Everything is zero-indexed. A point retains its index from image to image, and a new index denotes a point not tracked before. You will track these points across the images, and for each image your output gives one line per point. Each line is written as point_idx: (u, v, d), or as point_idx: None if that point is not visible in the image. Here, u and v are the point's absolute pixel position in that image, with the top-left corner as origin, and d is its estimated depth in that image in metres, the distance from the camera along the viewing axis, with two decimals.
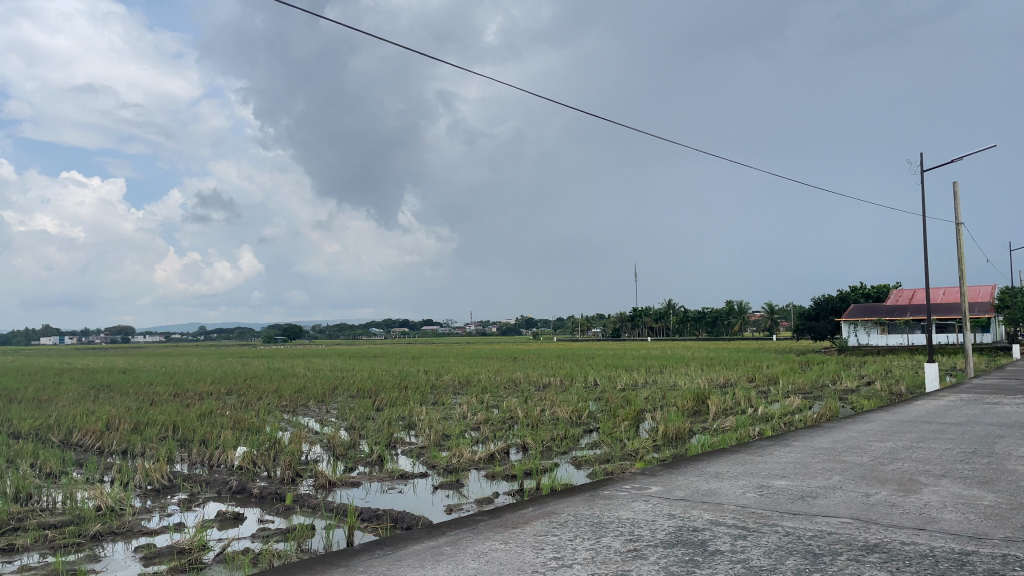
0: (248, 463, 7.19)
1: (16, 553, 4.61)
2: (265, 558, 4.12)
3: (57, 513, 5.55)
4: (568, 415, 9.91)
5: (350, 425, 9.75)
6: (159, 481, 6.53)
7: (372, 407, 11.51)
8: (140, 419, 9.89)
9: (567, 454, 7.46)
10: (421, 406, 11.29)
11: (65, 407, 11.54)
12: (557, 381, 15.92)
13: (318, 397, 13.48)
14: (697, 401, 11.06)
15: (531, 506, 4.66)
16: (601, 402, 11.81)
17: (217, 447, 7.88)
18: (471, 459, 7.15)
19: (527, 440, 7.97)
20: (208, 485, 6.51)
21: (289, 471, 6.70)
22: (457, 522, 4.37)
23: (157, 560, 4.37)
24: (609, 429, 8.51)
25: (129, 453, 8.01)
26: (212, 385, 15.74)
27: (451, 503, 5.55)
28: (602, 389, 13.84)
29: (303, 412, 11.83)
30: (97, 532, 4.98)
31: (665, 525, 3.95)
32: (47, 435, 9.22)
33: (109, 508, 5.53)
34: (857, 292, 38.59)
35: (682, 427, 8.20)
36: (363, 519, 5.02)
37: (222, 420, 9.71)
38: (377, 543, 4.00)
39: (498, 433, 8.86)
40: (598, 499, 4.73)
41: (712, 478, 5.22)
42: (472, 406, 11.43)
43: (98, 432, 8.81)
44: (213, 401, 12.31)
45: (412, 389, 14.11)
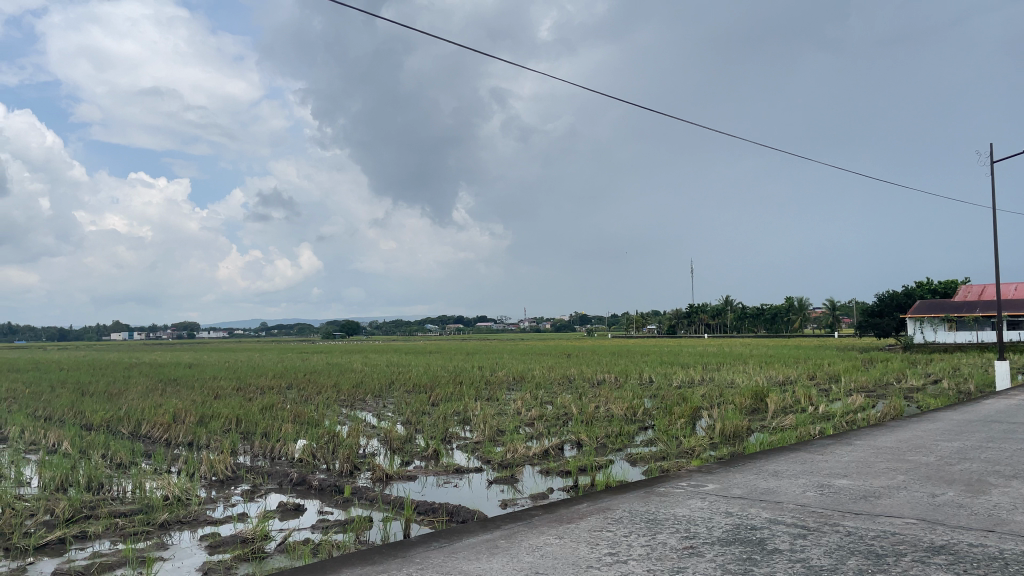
0: (307, 455, 7.36)
1: (88, 540, 4.81)
2: (324, 549, 4.21)
3: (127, 502, 5.77)
4: (623, 412, 9.86)
5: (406, 419, 9.90)
6: (223, 472, 6.74)
7: (428, 402, 11.64)
8: (205, 412, 10.20)
9: (622, 451, 7.42)
10: (475, 401, 11.38)
11: (134, 400, 11.98)
12: (611, 377, 15.84)
13: (375, 392, 13.71)
14: (755, 399, 10.88)
15: (586, 502, 4.66)
16: (657, 398, 11.70)
17: (278, 440, 8.08)
18: (525, 454, 7.18)
19: (581, 436, 7.98)
20: (270, 477, 6.69)
21: (347, 464, 6.84)
22: (512, 516, 4.40)
23: (221, 548, 4.50)
24: (665, 426, 8.43)
25: (195, 445, 8.27)
26: (273, 379, 16.17)
27: (506, 498, 5.59)
28: (657, 386, 13.73)
29: (360, 406, 12.04)
30: (164, 521, 5.16)
31: (723, 523, 3.90)
32: (117, 427, 9.58)
33: (175, 498, 5.74)
34: (923, 289, 37.36)
35: (740, 425, 8.08)
36: (419, 512, 5.09)
37: (283, 413, 9.95)
38: (433, 535, 4.05)
39: (552, 429, 8.88)
40: (653, 496, 4.71)
41: (771, 476, 5.13)
42: (526, 402, 11.47)
43: (165, 424, 9.13)
44: (274, 395, 12.61)
45: (467, 385, 14.25)
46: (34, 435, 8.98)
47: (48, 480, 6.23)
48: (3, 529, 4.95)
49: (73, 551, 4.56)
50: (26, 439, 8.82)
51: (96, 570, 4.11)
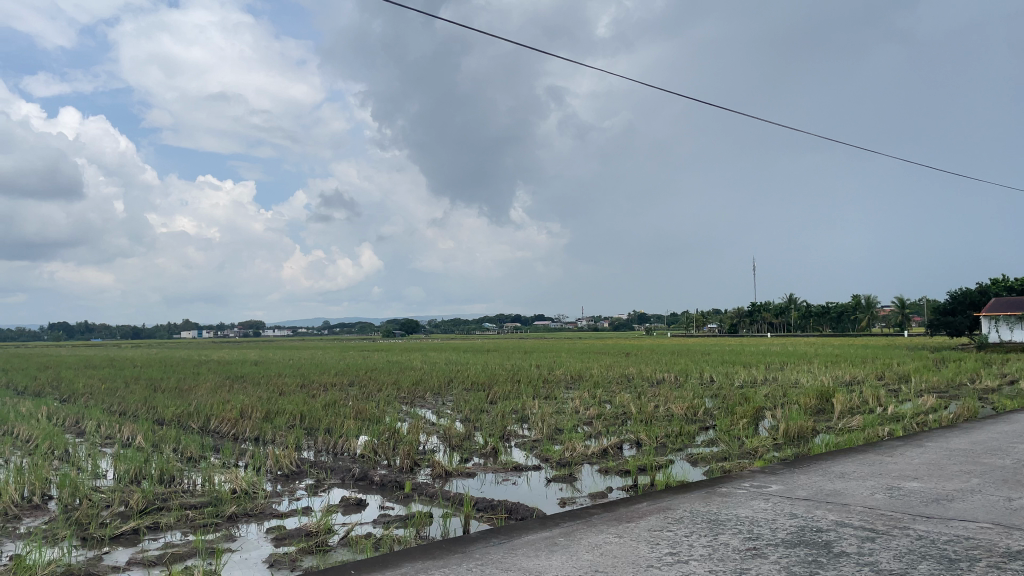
0: (369, 451, 7.48)
1: (161, 530, 5.00)
2: (386, 543, 4.28)
3: (197, 494, 5.97)
4: (684, 412, 9.75)
5: (465, 417, 9.96)
6: (288, 467, 6.91)
7: (486, 400, 11.70)
8: (270, 407, 10.46)
9: (683, 451, 7.34)
10: (534, 400, 11.38)
11: (203, 396, 12.37)
12: (671, 377, 15.65)
13: (434, 389, 13.86)
14: (820, 399, 10.62)
15: (645, 502, 4.62)
16: (718, 398, 11.53)
17: (341, 436, 8.24)
18: (584, 453, 7.15)
19: (641, 436, 7.91)
20: (333, 472, 6.83)
21: (408, 460, 6.93)
22: (572, 514, 4.40)
23: (287, 541, 4.62)
24: (727, 426, 8.29)
25: (261, 440, 8.48)
26: (335, 376, 16.49)
27: (565, 496, 5.58)
28: (719, 386, 13.51)
29: (420, 404, 12.18)
30: (233, 513, 5.31)
31: (787, 524, 3.83)
32: (188, 422, 9.91)
33: (243, 491, 5.91)
34: (999, 286, 35.85)
35: (805, 425, 7.90)
36: (478, 509, 5.12)
37: (345, 410, 10.15)
38: (493, 532, 4.09)
39: (611, 428, 8.82)
40: (714, 497, 4.64)
41: (837, 478, 5.02)
42: (585, 401, 11.42)
43: (232, 419, 9.41)
44: (336, 392, 12.87)
45: (525, 383, 14.28)
46: (110, 429, 9.35)
47: (123, 473, 6.49)
48: (81, 519, 5.18)
49: (147, 541, 4.75)
50: (103, 433, 9.19)
51: (169, 560, 4.27)
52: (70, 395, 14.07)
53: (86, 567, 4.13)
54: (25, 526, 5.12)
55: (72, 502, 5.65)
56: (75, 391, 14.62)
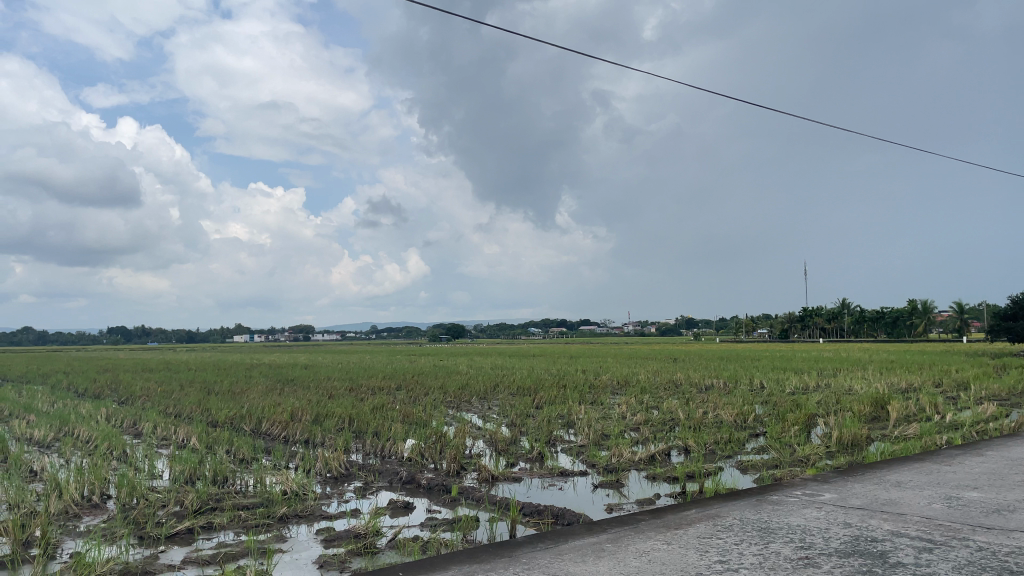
0: (416, 454, 7.54)
1: (214, 530, 5.11)
2: (433, 546, 4.31)
3: (249, 495, 6.09)
4: (733, 418, 9.60)
5: (512, 421, 9.98)
6: (337, 469, 7.01)
7: (532, 405, 11.69)
8: (320, 410, 10.62)
9: (732, 458, 7.23)
10: (580, 405, 11.34)
11: (254, 399, 12.62)
12: (720, 383, 15.44)
13: (480, 394, 13.89)
14: (874, 407, 10.36)
15: (693, 509, 4.57)
16: (768, 404, 11.33)
17: (389, 439, 8.33)
18: (631, 460, 7.09)
19: (689, 442, 7.82)
20: (381, 475, 6.90)
21: (454, 464, 6.97)
22: (619, 520, 4.37)
23: (336, 543, 4.68)
24: (778, 434, 8.13)
25: (311, 443, 8.62)
26: (383, 380, 16.67)
27: (611, 502, 5.54)
28: (769, 392, 13.29)
29: (466, 408, 12.24)
30: (283, 515, 5.41)
31: (840, 533, 3.74)
32: (241, 424, 10.12)
33: (293, 492, 6.02)
34: None
35: (859, 433, 7.70)
36: (525, 513, 5.12)
37: (393, 413, 10.25)
38: (539, 536, 4.09)
39: (659, 435, 8.74)
40: (765, 504, 4.56)
41: (893, 487, 4.89)
42: (631, 406, 11.33)
43: (284, 422, 9.58)
44: (384, 395, 13.00)
45: (571, 388, 14.22)
46: (166, 431, 9.60)
47: (178, 473, 6.66)
48: (138, 518, 5.33)
49: (201, 541, 4.86)
50: (159, 434, 9.45)
51: (222, 559, 4.36)
52: (128, 398, 14.49)
53: (142, 565, 4.25)
54: (85, 525, 5.29)
55: (130, 502, 5.82)
56: (134, 393, 15.07)
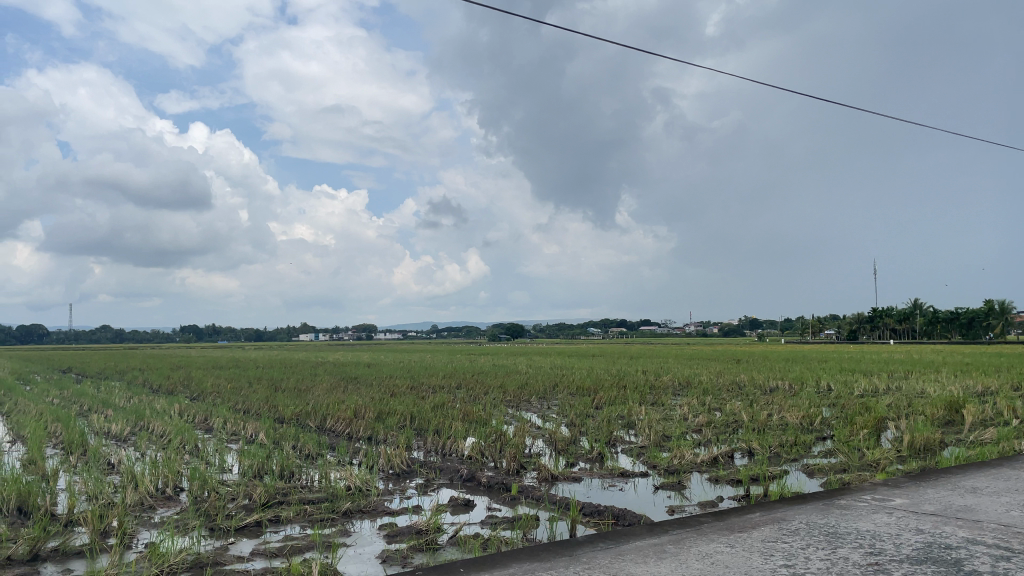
0: (476, 453, 7.61)
1: (282, 523, 5.25)
2: (493, 544, 4.34)
3: (315, 490, 6.24)
4: (799, 421, 9.39)
5: (571, 421, 9.97)
6: (399, 466, 7.12)
7: (592, 405, 11.64)
8: (382, 408, 10.80)
9: (798, 462, 7.08)
10: (640, 406, 11.25)
11: (319, 396, 12.89)
12: (786, 385, 15.09)
13: (540, 394, 13.89)
14: (948, 410, 9.99)
15: (758, 512, 4.50)
16: (836, 407, 11.05)
17: (449, 437, 8.42)
18: (693, 461, 7.01)
19: (753, 445, 7.68)
20: (442, 472, 6.98)
21: (514, 463, 7.00)
22: (681, 522, 4.33)
23: (398, 538, 4.76)
24: (846, 437, 7.92)
25: (374, 439, 8.77)
26: (444, 379, 16.83)
27: (673, 504, 5.49)
28: (837, 395, 12.93)
29: (525, 407, 12.26)
30: (347, 509, 5.52)
31: (913, 540, 3.63)
32: (306, 421, 10.36)
33: (357, 488, 6.14)
34: None
35: (932, 438, 7.45)
36: (585, 513, 5.12)
37: (453, 411, 10.36)
38: (600, 536, 4.10)
39: (722, 436, 8.61)
40: (833, 509, 4.45)
41: (968, 493, 4.71)
42: (693, 408, 11.19)
43: (347, 419, 9.78)
44: (445, 394, 13.14)
45: (632, 389, 14.11)
46: (235, 426, 9.91)
47: (247, 467, 6.86)
48: (210, 510, 5.52)
49: (268, 533, 5.00)
50: (228, 429, 9.76)
51: (288, 552, 4.48)
52: (200, 394, 14.98)
53: (213, 556, 4.40)
54: (159, 516, 5.50)
55: (201, 495, 6.03)
56: (204, 389, 15.56)
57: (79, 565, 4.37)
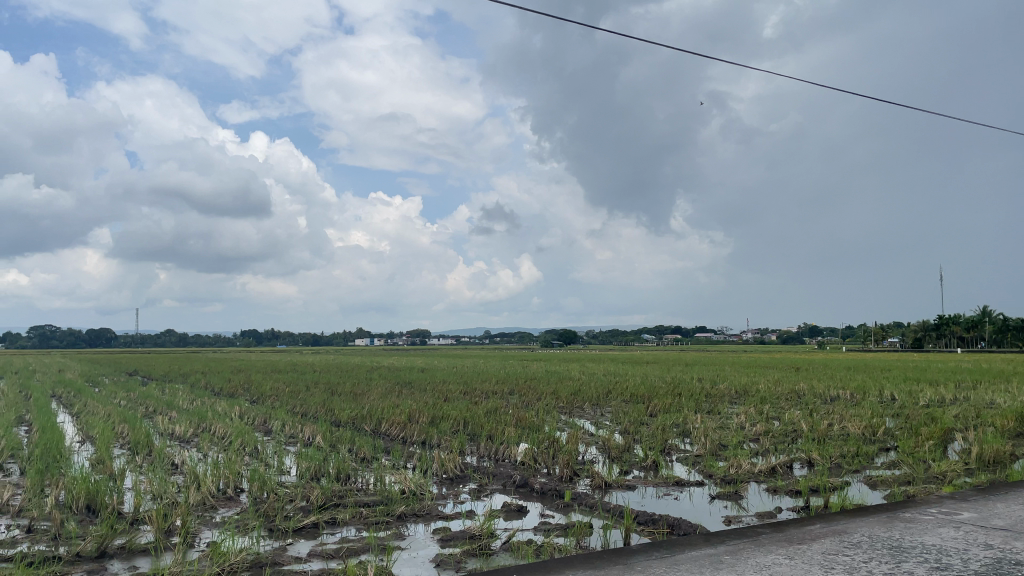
0: (529, 458, 7.60)
1: (338, 526, 5.34)
2: (547, 550, 4.34)
3: (370, 493, 6.33)
4: (861, 431, 9.15)
5: (625, 428, 9.90)
6: (453, 471, 7.16)
7: (646, 413, 11.53)
8: (436, 412, 10.90)
9: (860, 473, 6.89)
10: (696, 414, 11.11)
11: (375, 400, 13.09)
12: (847, 394, 14.68)
13: (592, 400, 13.83)
14: (1020, 422, 9.60)
15: (818, 523, 4.40)
16: (900, 417, 10.73)
17: (502, 443, 8.44)
18: (750, 471, 6.89)
19: (813, 455, 7.50)
20: (495, 477, 7.00)
21: (567, 469, 6.98)
22: (738, 532, 4.26)
23: (451, 542, 4.79)
24: (910, 448, 7.68)
25: (428, 444, 8.85)
26: (497, 384, 16.88)
27: (729, 514, 5.41)
28: (901, 405, 12.54)
29: (579, 414, 12.22)
30: (402, 513, 5.58)
31: (981, 555, 3.51)
32: (362, 424, 10.53)
33: (411, 492, 6.21)
34: None
35: (1003, 450, 7.16)
36: (639, 522, 5.07)
37: (506, 417, 10.38)
38: (655, 545, 4.06)
39: (780, 446, 8.44)
40: (897, 522, 4.32)
41: None
42: (750, 416, 11.00)
43: (402, 423, 9.90)
44: (498, 399, 13.19)
45: (687, 396, 13.95)
46: (293, 429, 10.13)
47: (305, 470, 7.00)
48: (269, 511, 5.65)
49: (325, 535, 5.08)
50: (287, 432, 9.97)
51: (344, 554, 4.56)
52: (259, 397, 15.36)
53: (271, 557, 4.49)
54: (220, 516, 5.65)
55: (260, 496, 6.17)
56: (264, 392, 15.93)
57: (144, 562, 4.52)
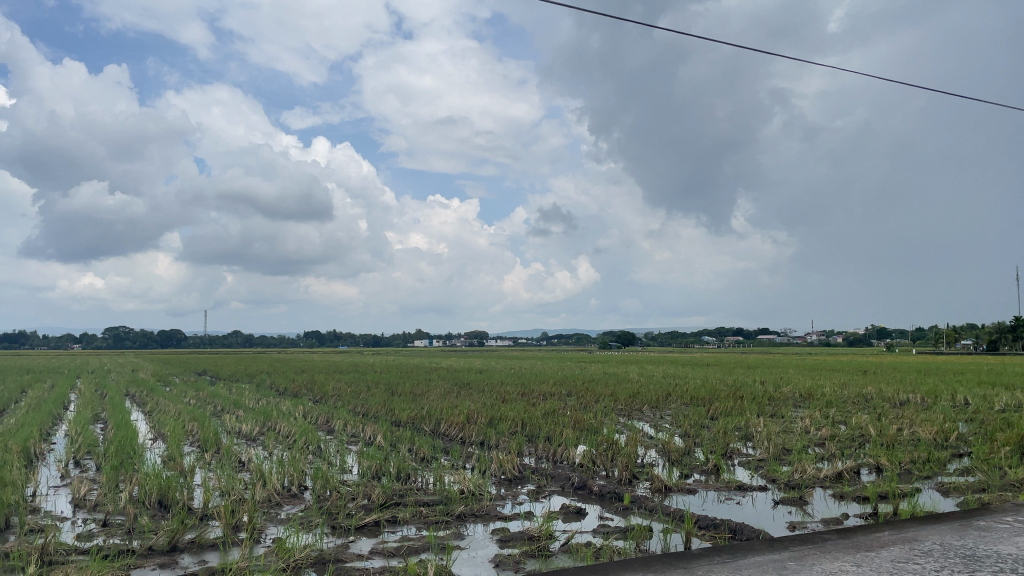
0: (588, 461, 7.58)
1: (398, 524, 5.42)
2: (606, 553, 4.33)
3: (429, 492, 6.40)
4: (932, 436, 8.84)
5: (685, 432, 9.78)
6: (511, 472, 7.19)
7: (707, 416, 11.37)
8: (494, 414, 10.94)
9: (931, 479, 6.67)
10: (758, 417, 10.90)
11: (434, 400, 13.22)
12: (917, 398, 14.21)
13: (652, 403, 13.69)
14: None
15: (887, 531, 4.27)
16: (975, 422, 10.33)
17: (561, 444, 8.44)
18: (815, 476, 6.74)
19: (881, 460, 7.30)
20: (553, 479, 7.00)
21: (626, 472, 6.94)
22: (803, 538, 4.18)
23: (510, 543, 4.82)
24: (985, 454, 7.40)
25: (486, 444, 8.91)
26: (555, 386, 16.87)
27: (794, 520, 5.29)
28: (977, 409, 12.07)
29: (638, 417, 12.12)
30: (461, 513, 5.64)
31: None
32: (421, 424, 10.66)
33: (470, 492, 6.26)
34: None
35: None
36: (700, 526, 5.01)
37: (565, 419, 10.37)
38: (717, 549, 4.00)
39: (846, 451, 8.22)
40: (971, 530, 4.16)
41: None
42: (815, 420, 10.74)
43: (461, 424, 9.97)
44: (556, 401, 13.20)
45: (749, 399, 13.71)
46: (355, 428, 10.30)
47: (366, 468, 7.13)
48: (332, 509, 5.76)
49: (386, 533, 5.17)
50: (349, 431, 10.14)
51: (404, 552, 4.62)
52: (322, 397, 15.67)
53: (334, 553, 4.58)
54: (285, 513, 5.79)
55: (324, 493, 6.31)
56: (326, 392, 16.25)
57: (213, 557, 4.66)
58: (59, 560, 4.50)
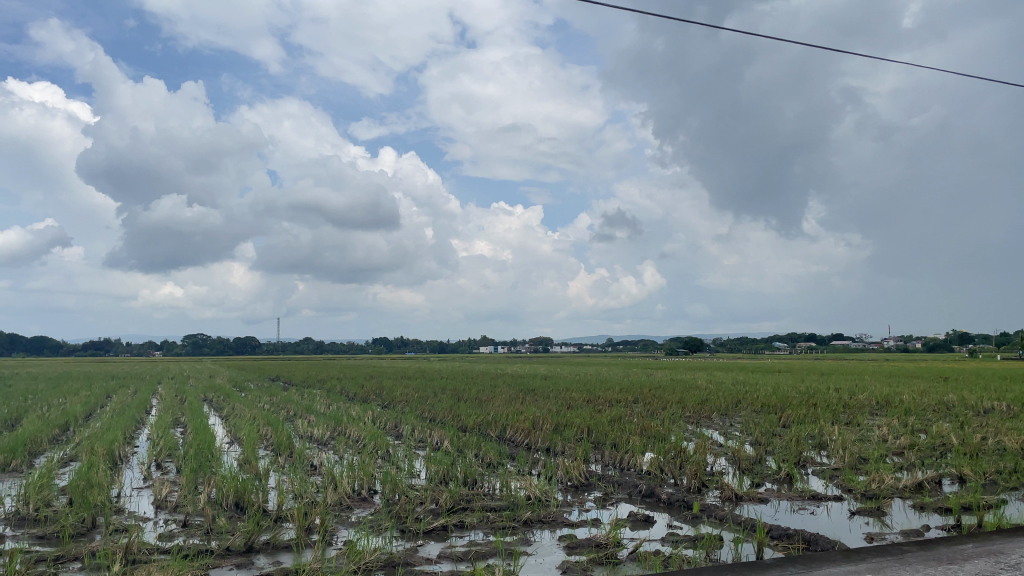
0: (655, 469, 7.51)
1: (466, 529, 5.47)
2: (675, 562, 4.29)
3: (496, 498, 6.45)
4: (1019, 446, 8.43)
5: (756, 440, 9.59)
6: (578, 479, 7.17)
7: (778, 424, 11.11)
8: (560, 420, 10.94)
9: (1018, 490, 6.37)
10: (832, 425, 10.59)
11: (500, 407, 13.30)
12: (1004, 406, 13.56)
13: (721, 410, 13.46)
14: None
15: (970, 543, 4.10)
16: None
17: (628, 452, 8.37)
18: (893, 486, 6.50)
19: (964, 470, 7.00)
20: (620, 486, 6.96)
21: (695, 480, 6.83)
22: (880, 549, 4.05)
23: (578, 550, 4.81)
24: None
25: (552, 450, 8.91)
26: (620, 393, 16.78)
27: (871, 531, 5.13)
28: None
29: (707, 424, 11.94)
30: (528, 519, 5.65)
31: None
32: (487, 430, 10.74)
33: (536, 498, 6.27)
34: None
35: None
36: (772, 536, 4.90)
37: (631, 425, 10.30)
38: (790, 560, 3.92)
39: (927, 461, 7.91)
40: None
41: None
42: (894, 429, 10.38)
43: (527, 430, 10.01)
44: (623, 408, 13.11)
45: (822, 407, 13.35)
46: (422, 433, 10.45)
47: (434, 473, 7.23)
48: (401, 513, 5.85)
49: (453, 537, 5.24)
50: (416, 436, 10.30)
51: (472, 556, 4.67)
52: (391, 402, 15.96)
53: (403, 556, 4.66)
54: (356, 516, 5.92)
55: (393, 497, 6.41)
56: (394, 398, 16.54)
57: (286, 558, 4.80)
58: (142, 558, 4.69)
